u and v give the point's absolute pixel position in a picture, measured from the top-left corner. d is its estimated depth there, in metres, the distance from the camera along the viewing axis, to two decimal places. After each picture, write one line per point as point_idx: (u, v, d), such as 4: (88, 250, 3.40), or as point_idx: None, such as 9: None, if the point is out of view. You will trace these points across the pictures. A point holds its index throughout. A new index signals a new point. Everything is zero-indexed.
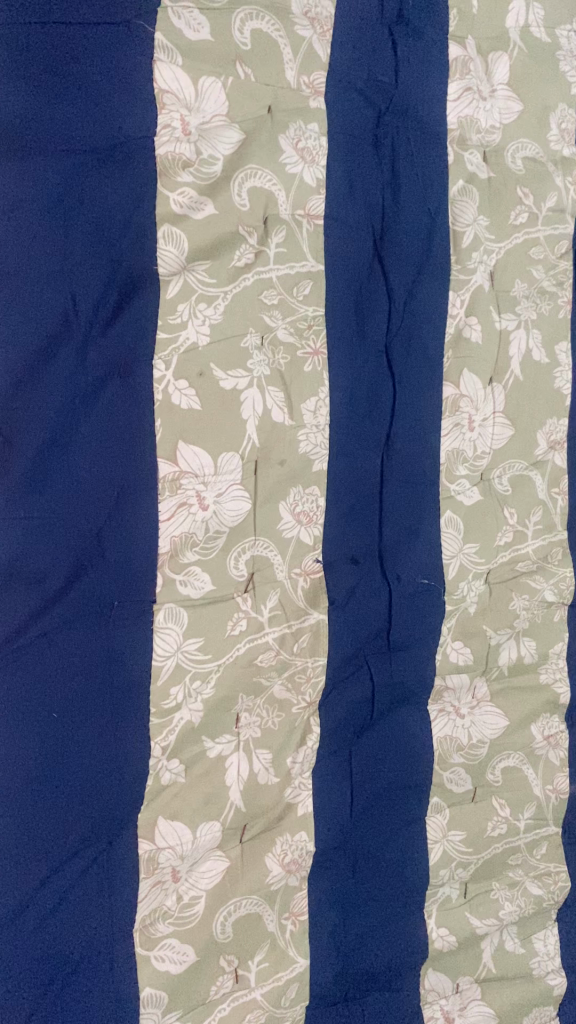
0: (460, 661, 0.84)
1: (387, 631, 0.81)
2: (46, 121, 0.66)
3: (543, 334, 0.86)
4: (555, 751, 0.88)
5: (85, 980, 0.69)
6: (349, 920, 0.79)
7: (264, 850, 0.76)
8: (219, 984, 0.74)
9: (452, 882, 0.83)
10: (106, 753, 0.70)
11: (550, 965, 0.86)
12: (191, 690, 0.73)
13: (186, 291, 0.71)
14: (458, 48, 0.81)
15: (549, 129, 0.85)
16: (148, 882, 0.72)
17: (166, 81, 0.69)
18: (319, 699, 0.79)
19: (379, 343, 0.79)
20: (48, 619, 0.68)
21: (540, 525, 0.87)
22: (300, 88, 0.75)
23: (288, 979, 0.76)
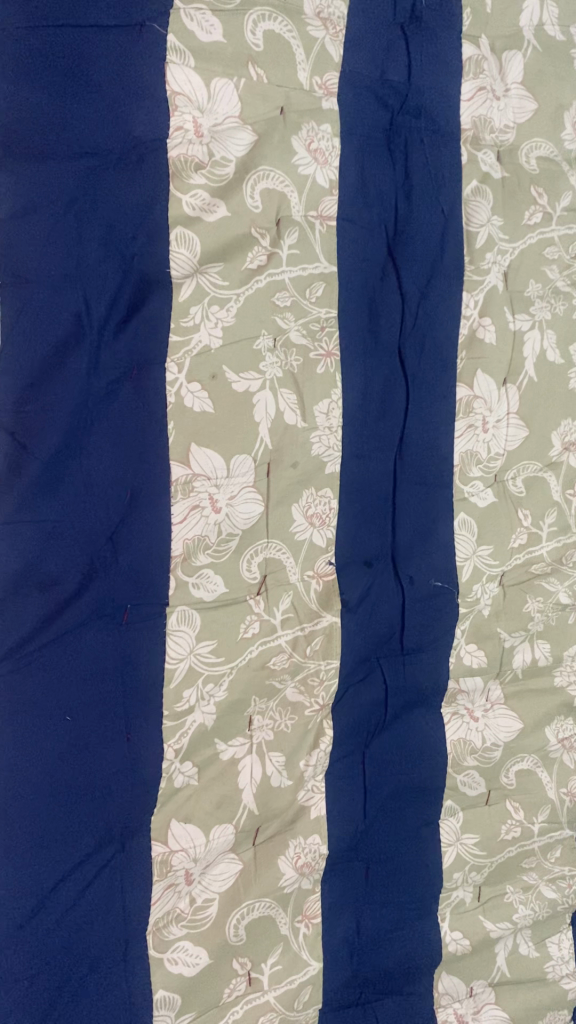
0: (474, 664, 0.84)
1: (400, 633, 0.80)
2: (58, 125, 0.66)
3: (557, 334, 0.85)
4: (569, 754, 0.87)
5: (98, 983, 0.69)
6: (362, 923, 0.79)
7: (277, 853, 0.76)
8: (231, 987, 0.74)
9: (466, 886, 0.83)
10: (120, 757, 0.70)
11: (564, 969, 0.86)
12: (203, 693, 0.73)
13: (199, 293, 0.71)
14: (471, 48, 0.81)
15: (564, 128, 0.84)
16: (161, 885, 0.72)
17: (178, 84, 0.69)
18: (332, 702, 0.78)
19: (391, 345, 0.79)
20: (61, 623, 0.68)
21: (555, 527, 0.86)
22: (313, 89, 0.74)
23: (301, 983, 0.76)
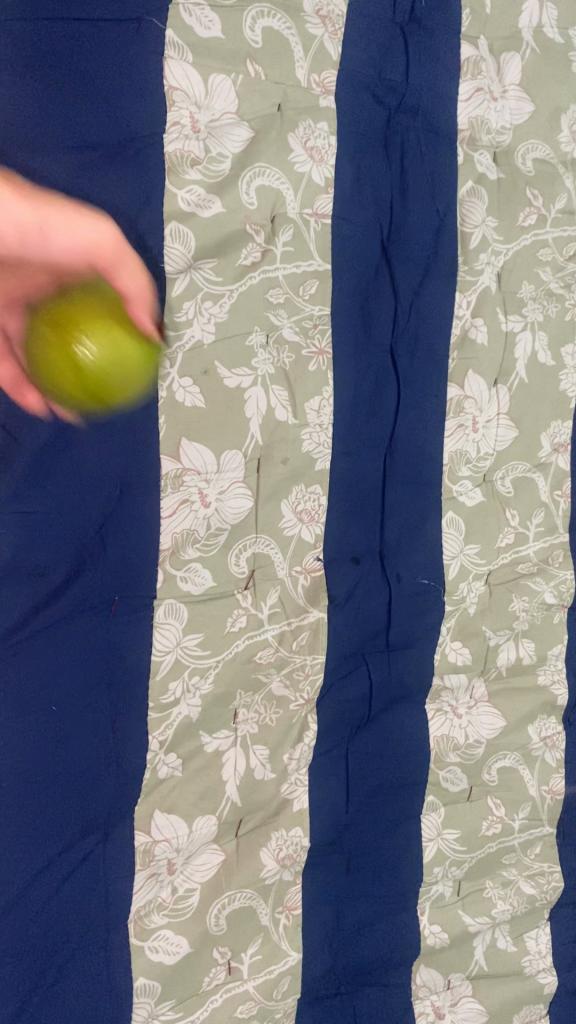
0: (458, 661, 0.85)
1: (386, 630, 0.81)
2: (54, 117, 0.66)
3: (549, 336, 0.86)
4: (551, 753, 0.88)
5: (78, 972, 0.69)
6: (342, 915, 0.80)
7: (259, 845, 0.77)
8: (212, 975, 0.74)
9: (445, 880, 0.84)
10: (105, 748, 0.71)
11: (541, 964, 0.87)
12: (189, 686, 0.74)
13: (192, 289, 0.71)
14: (470, 48, 0.81)
15: (561, 131, 0.85)
16: (143, 874, 0.72)
17: (176, 79, 0.69)
18: (317, 697, 0.80)
19: (384, 343, 0.79)
20: (48, 615, 0.69)
21: (542, 527, 0.87)
22: (310, 86, 0.74)
23: (280, 973, 0.77)
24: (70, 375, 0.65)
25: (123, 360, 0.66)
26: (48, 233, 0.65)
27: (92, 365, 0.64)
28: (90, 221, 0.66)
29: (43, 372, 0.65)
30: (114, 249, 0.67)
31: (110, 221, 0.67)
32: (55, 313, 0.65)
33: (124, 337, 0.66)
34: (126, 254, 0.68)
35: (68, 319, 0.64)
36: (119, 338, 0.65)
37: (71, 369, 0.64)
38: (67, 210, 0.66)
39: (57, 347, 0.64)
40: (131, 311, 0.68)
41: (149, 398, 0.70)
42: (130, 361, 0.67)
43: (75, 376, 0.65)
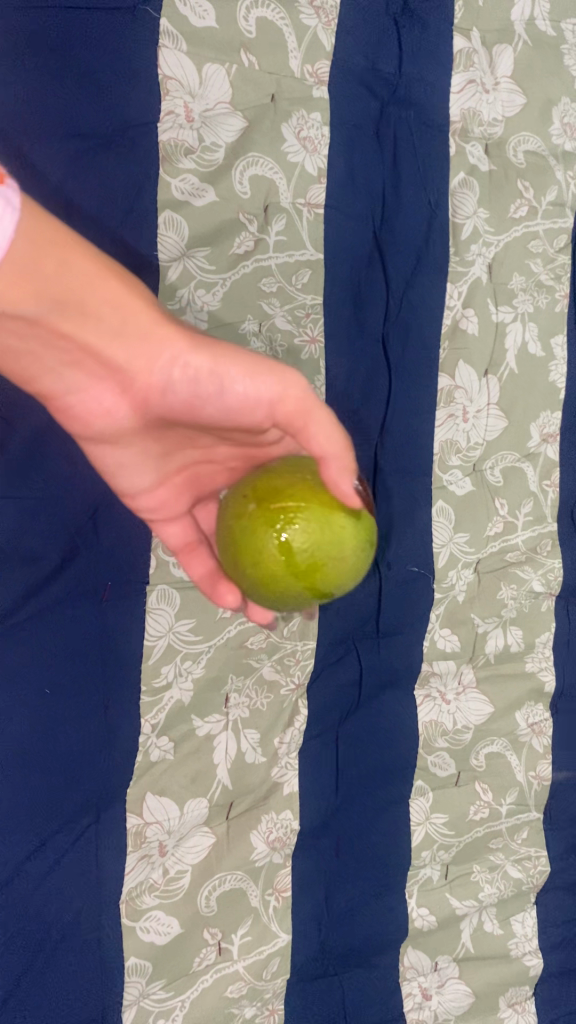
0: (447, 648, 0.86)
1: (376, 617, 0.83)
2: (50, 105, 0.66)
3: (539, 327, 0.86)
4: (538, 739, 0.89)
5: (72, 952, 0.70)
6: (331, 896, 0.81)
7: (250, 827, 0.78)
8: (202, 955, 0.75)
9: (433, 864, 0.85)
10: (98, 729, 0.72)
11: (527, 946, 0.87)
12: (181, 670, 0.76)
13: (186, 276, 0.73)
14: (462, 40, 0.80)
15: (552, 123, 0.85)
16: (135, 855, 0.73)
17: (170, 68, 0.69)
18: (307, 682, 0.82)
19: (376, 333, 0.80)
20: (42, 598, 0.70)
21: (530, 516, 0.88)
22: (304, 77, 0.75)
23: (270, 954, 0.77)
24: (259, 573, 0.54)
25: (339, 548, 0.53)
26: (224, 382, 0.60)
27: (301, 563, 0.53)
28: (273, 376, 0.59)
29: (234, 548, 0.56)
30: (304, 402, 0.59)
31: (297, 374, 0.60)
32: (256, 485, 0.56)
33: (338, 504, 0.54)
34: (319, 411, 0.59)
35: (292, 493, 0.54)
36: (342, 531, 0.53)
37: (266, 560, 0.53)
38: (246, 360, 0.60)
39: (261, 542, 0.53)
40: (325, 470, 0.57)
41: (363, 572, 0.57)
42: (347, 553, 0.54)
43: (262, 571, 0.54)
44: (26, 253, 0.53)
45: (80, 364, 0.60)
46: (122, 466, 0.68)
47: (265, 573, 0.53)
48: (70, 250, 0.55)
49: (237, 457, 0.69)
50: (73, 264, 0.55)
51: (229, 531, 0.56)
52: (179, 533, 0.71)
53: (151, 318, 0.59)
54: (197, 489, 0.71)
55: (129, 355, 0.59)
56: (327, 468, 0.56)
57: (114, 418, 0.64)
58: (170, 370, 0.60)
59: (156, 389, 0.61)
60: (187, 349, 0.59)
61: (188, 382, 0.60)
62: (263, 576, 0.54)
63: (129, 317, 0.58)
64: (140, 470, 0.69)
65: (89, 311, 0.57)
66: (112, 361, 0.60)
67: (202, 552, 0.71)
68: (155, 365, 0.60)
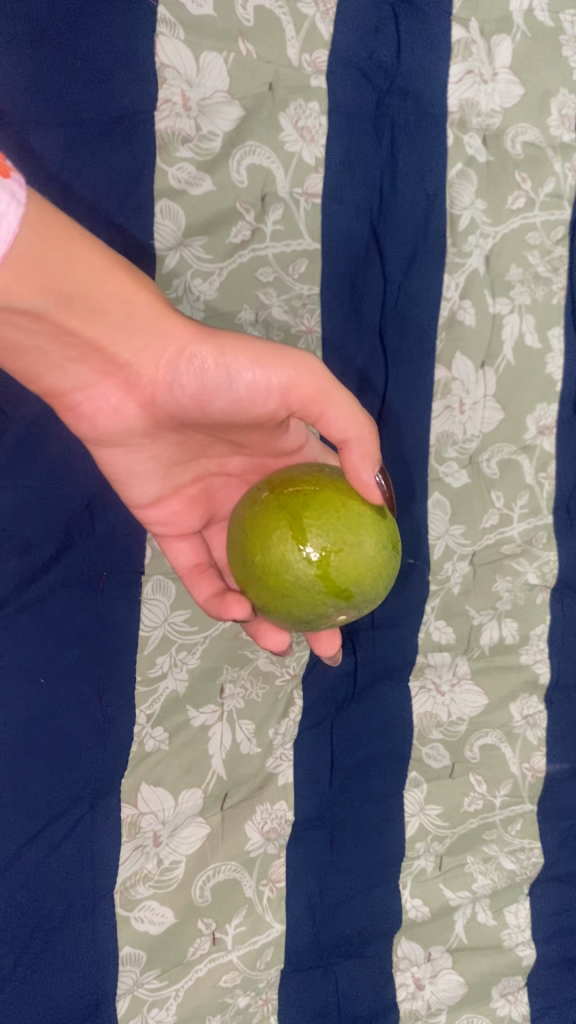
0: (443, 639, 0.87)
1: (373, 609, 0.85)
2: (45, 93, 0.66)
3: (536, 319, 0.86)
4: (532, 731, 0.89)
5: (66, 941, 0.70)
6: (325, 887, 0.81)
7: (244, 818, 0.78)
8: (196, 945, 0.75)
9: (427, 855, 0.85)
10: (93, 719, 0.73)
11: (520, 937, 0.86)
12: (176, 659, 0.76)
13: (183, 265, 0.73)
14: (461, 30, 0.79)
15: (549, 114, 0.84)
16: (129, 846, 0.73)
17: (168, 56, 0.68)
18: (303, 672, 0.82)
19: (372, 325, 0.81)
20: (38, 588, 0.70)
21: (526, 509, 0.88)
22: (302, 66, 0.74)
23: (264, 943, 0.77)
24: (269, 572, 0.55)
25: (354, 549, 0.54)
26: (232, 374, 0.60)
27: (314, 562, 0.53)
28: (285, 363, 0.60)
29: (247, 546, 0.57)
30: (318, 388, 0.61)
31: (308, 357, 0.61)
32: (272, 489, 0.58)
33: (355, 507, 0.56)
34: (336, 391, 0.61)
35: (308, 495, 0.56)
36: (358, 536, 0.55)
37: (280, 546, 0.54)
38: (254, 350, 0.60)
39: (272, 540, 0.55)
40: (347, 455, 0.60)
41: (382, 585, 0.57)
42: (362, 556, 0.55)
43: (271, 570, 0.55)
44: (34, 247, 0.52)
45: (87, 361, 0.61)
46: (133, 473, 0.69)
47: (274, 570, 0.55)
48: (77, 244, 0.55)
49: (253, 466, 0.73)
50: (80, 258, 0.55)
51: (242, 534, 0.58)
52: (188, 549, 0.72)
53: (157, 312, 0.59)
54: (212, 504, 0.75)
55: (137, 351, 0.60)
56: (350, 456, 0.59)
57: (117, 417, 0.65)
58: (178, 367, 0.61)
59: (164, 386, 0.62)
60: (193, 343, 0.60)
61: (196, 379, 0.60)
62: (270, 576, 0.55)
63: (136, 312, 0.59)
64: (151, 477, 0.70)
65: (96, 309, 0.57)
66: (119, 359, 0.61)
67: (208, 574, 0.71)
68: (162, 361, 0.61)
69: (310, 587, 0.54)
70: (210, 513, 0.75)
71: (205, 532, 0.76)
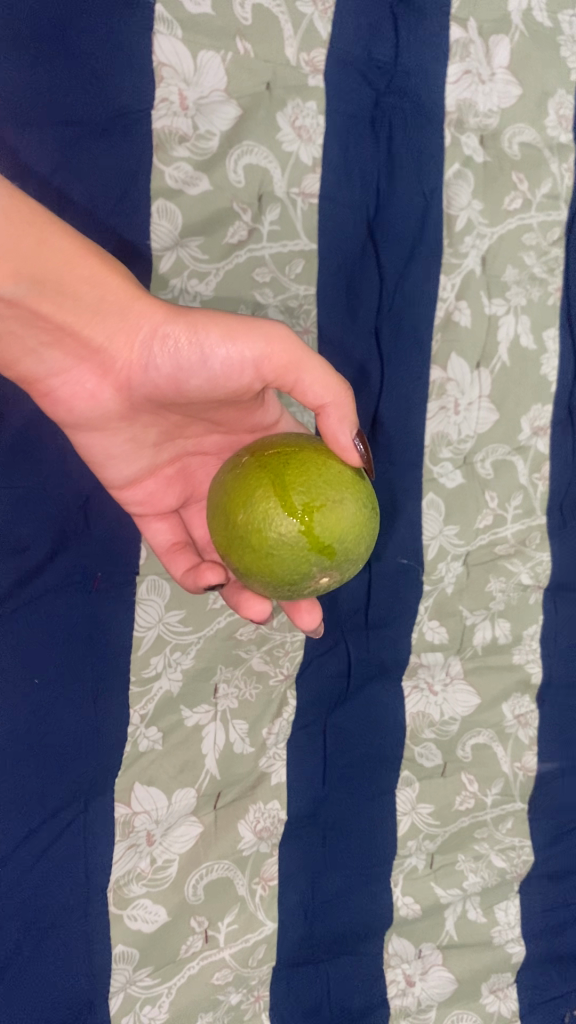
0: (435, 639, 0.87)
1: (365, 608, 0.84)
2: (42, 91, 0.65)
3: (531, 320, 0.86)
4: (524, 730, 0.89)
5: (60, 938, 0.70)
6: (317, 886, 0.81)
7: (237, 817, 0.79)
8: (188, 943, 0.76)
9: (419, 853, 0.85)
10: (87, 719, 0.73)
11: (510, 934, 0.87)
12: (171, 659, 0.76)
13: (179, 266, 0.73)
14: (459, 30, 0.79)
15: (547, 115, 0.84)
16: (123, 844, 0.74)
17: (165, 54, 0.68)
18: (296, 672, 0.82)
19: (368, 324, 0.81)
20: (33, 587, 0.70)
21: (520, 509, 0.88)
22: (300, 65, 0.74)
23: (255, 942, 0.78)
24: (253, 530, 0.55)
25: (336, 505, 0.55)
26: (205, 350, 0.60)
27: (298, 515, 0.54)
28: (256, 335, 0.60)
29: (229, 510, 0.57)
30: (292, 357, 0.61)
31: (282, 328, 0.61)
32: (253, 456, 0.58)
33: (335, 470, 0.57)
34: (309, 360, 0.61)
35: (289, 458, 0.57)
36: (340, 495, 0.55)
37: (264, 505, 0.54)
38: (225, 325, 0.60)
39: (256, 499, 0.55)
40: (325, 419, 0.61)
41: (362, 547, 0.57)
42: (344, 514, 0.55)
43: (255, 527, 0.55)
44: (3, 232, 0.53)
45: (63, 347, 0.61)
46: (111, 456, 0.69)
47: (259, 526, 0.54)
48: (47, 231, 0.55)
49: (228, 445, 0.73)
50: (51, 244, 0.55)
51: (224, 500, 0.58)
52: (166, 528, 0.73)
53: (128, 293, 0.59)
54: (190, 484, 0.75)
55: (110, 334, 0.60)
56: (328, 420, 0.60)
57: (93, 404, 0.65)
58: (151, 347, 0.60)
59: (139, 368, 0.62)
60: (165, 322, 0.60)
61: (170, 360, 0.60)
62: (254, 534, 0.55)
63: (108, 295, 0.59)
64: (128, 459, 0.69)
65: (68, 292, 0.57)
66: (93, 344, 0.61)
67: (186, 549, 0.73)
68: (136, 342, 0.61)
69: (295, 542, 0.54)
70: (187, 493, 0.75)
71: (184, 513, 0.76)
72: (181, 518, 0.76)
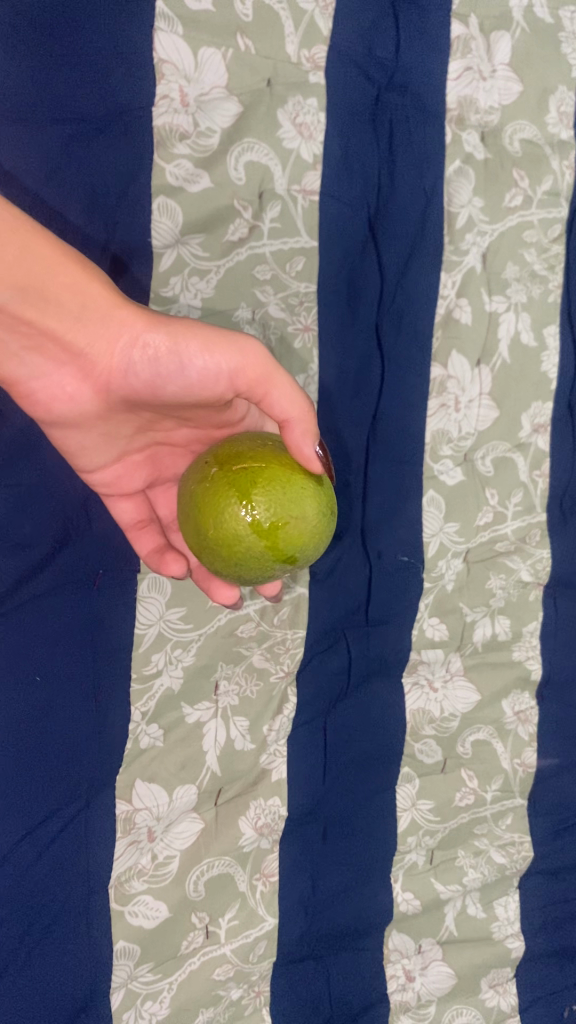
0: (435, 636, 0.87)
1: (366, 606, 0.84)
2: (42, 87, 0.65)
3: (532, 318, 0.86)
4: (524, 727, 0.90)
5: (62, 933, 0.70)
6: (317, 882, 0.82)
7: (238, 814, 0.79)
8: (189, 939, 0.76)
9: (419, 849, 0.86)
10: (88, 716, 0.73)
11: (510, 930, 0.87)
12: (172, 657, 0.76)
13: (179, 264, 0.73)
14: (460, 27, 0.79)
15: (548, 113, 0.83)
16: (124, 841, 0.74)
17: (166, 51, 0.68)
18: (297, 669, 0.82)
19: (369, 321, 0.81)
20: (35, 585, 0.70)
21: (520, 507, 0.88)
22: (300, 62, 0.74)
23: (256, 937, 0.78)
24: (221, 543, 0.56)
25: (299, 520, 0.56)
26: (184, 361, 0.60)
27: (263, 533, 0.55)
28: (232, 347, 0.60)
29: (197, 517, 0.58)
30: (264, 371, 0.61)
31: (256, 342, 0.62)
32: (219, 461, 0.58)
33: (298, 481, 0.57)
34: (279, 375, 0.61)
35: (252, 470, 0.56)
36: (301, 508, 0.56)
37: (229, 521, 0.55)
38: (203, 334, 0.60)
39: (222, 515, 0.56)
40: (288, 433, 0.60)
41: (322, 546, 0.60)
42: (306, 526, 0.57)
43: (223, 542, 0.56)
44: None
45: (43, 350, 0.61)
46: (84, 449, 0.68)
47: (226, 543, 0.56)
48: (32, 238, 0.56)
49: (199, 439, 0.73)
50: (35, 251, 0.57)
51: (191, 504, 0.58)
52: (131, 508, 0.73)
53: (110, 301, 0.59)
54: (157, 467, 0.74)
55: (91, 338, 0.60)
56: (292, 431, 0.60)
57: (86, 403, 0.65)
58: (131, 355, 0.61)
59: (119, 373, 0.62)
60: (146, 331, 0.60)
61: (149, 367, 0.61)
62: (223, 547, 0.56)
63: (90, 301, 0.59)
64: (100, 451, 0.69)
65: (50, 298, 0.58)
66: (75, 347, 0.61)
67: (151, 530, 0.73)
68: (116, 349, 0.61)
69: (260, 555, 0.56)
70: (154, 476, 0.75)
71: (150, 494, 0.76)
72: (147, 498, 0.76)
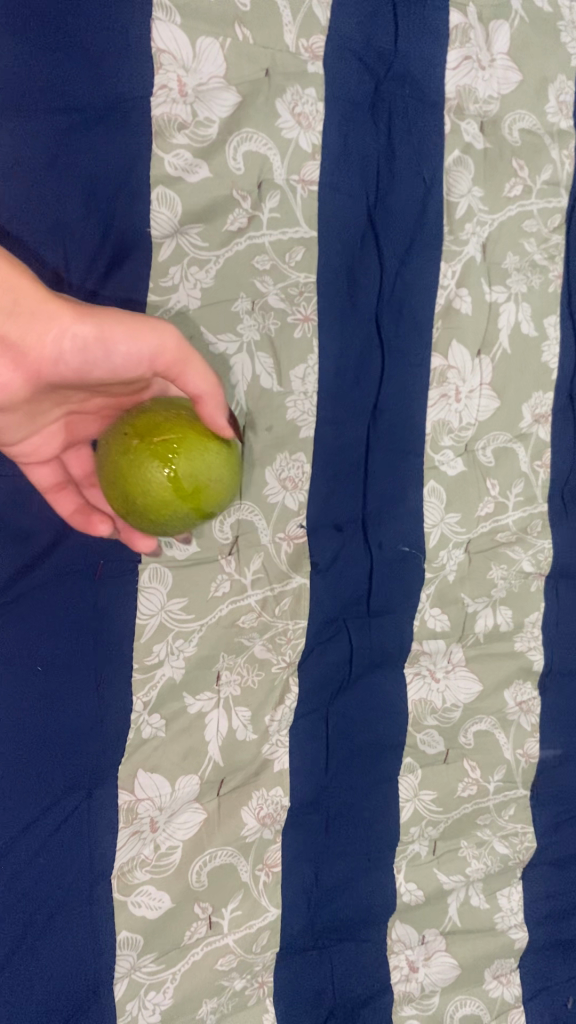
0: (437, 627, 0.87)
1: (368, 596, 0.84)
2: (41, 76, 0.65)
3: (532, 308, 0.86)
4: (526, 717, 0.90)
5: (64, 923, 0.71)
6: (320, 872, 0.82)
7: (240, 803, 0.79)
8: (192, 929, 0.76)
9: (422, 839, 0.86)
10: (89, 706, 0.73)
11: (513, 920, 0.88)
12: (173, 647, 0.76)
13: (179, 254, 0.72)
14: (459, 16, 0.79)
15: (547, 101, 0.84)
16: (126, 831, 0.74)
17: (164, 41, 0.68)
18: (298, 659, 0.82)
19: (369, 311, 0.80)
20: (36, 575, 0.71)
21: (521, 497, 0.88)
22: (299, 51, 0.74)
23: (260, 928, 0.78)
24: (138, 501, 0.57)
25: (207, 471, 0.58)
26: (109, 345, 0.60)
27: (178, 489, 0.57)
28: (151, 330, 0.61)
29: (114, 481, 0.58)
30: (180, 355, 0.61)
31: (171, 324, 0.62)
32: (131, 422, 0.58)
33: (205, 437, 0.59)
34: (194, 359, 0.62)
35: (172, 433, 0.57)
36: (208, 459, 0.58)
37: (144, 480, 0.56)
38: (129, 323, 0.60)
39: (135, 476, 0.56)
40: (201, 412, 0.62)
41: (230, 495, 0.62)
42: (214, 476, 0.59)
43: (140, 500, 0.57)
44: None
45: None
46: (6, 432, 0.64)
47: (152, 505, 0.57)
48: None
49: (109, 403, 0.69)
50: None
51: (112, 471, 0.58)
52: (45, 474, 0.69)
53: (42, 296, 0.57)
54: (71, 430, 0.70)
55: (21, 333, 0.58)
56: (202, 410, 0.62)
57: (19, 389, 0.61)
58: (61, 345, 0.58)
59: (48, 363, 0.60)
60: (76, 323, 0.58)
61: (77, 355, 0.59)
62: (139, 505, 0.57)
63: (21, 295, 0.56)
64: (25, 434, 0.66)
65: None
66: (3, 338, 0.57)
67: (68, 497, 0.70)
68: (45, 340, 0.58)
69: (175, 510, 0.58)
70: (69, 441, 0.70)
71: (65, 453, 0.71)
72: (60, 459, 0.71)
